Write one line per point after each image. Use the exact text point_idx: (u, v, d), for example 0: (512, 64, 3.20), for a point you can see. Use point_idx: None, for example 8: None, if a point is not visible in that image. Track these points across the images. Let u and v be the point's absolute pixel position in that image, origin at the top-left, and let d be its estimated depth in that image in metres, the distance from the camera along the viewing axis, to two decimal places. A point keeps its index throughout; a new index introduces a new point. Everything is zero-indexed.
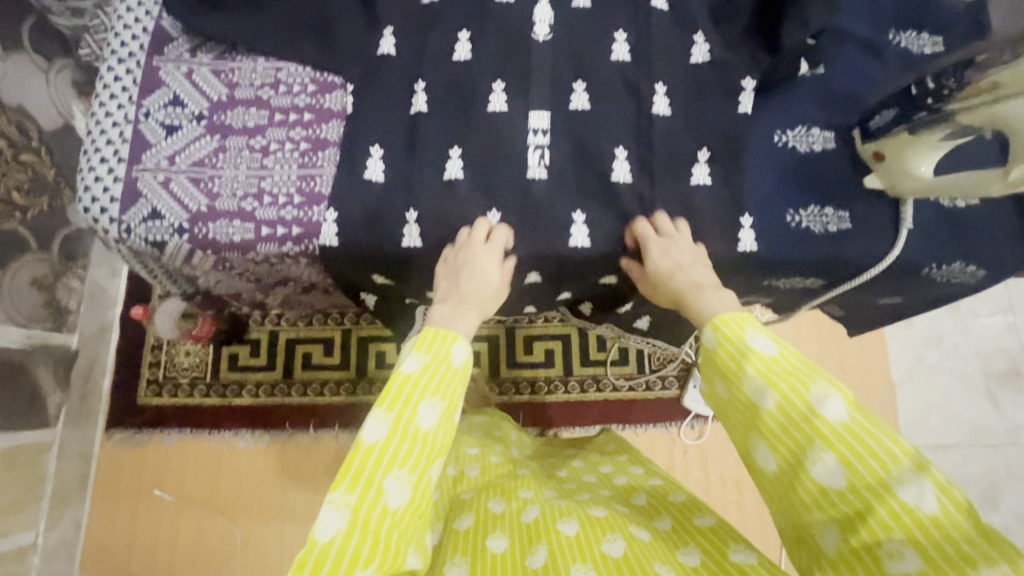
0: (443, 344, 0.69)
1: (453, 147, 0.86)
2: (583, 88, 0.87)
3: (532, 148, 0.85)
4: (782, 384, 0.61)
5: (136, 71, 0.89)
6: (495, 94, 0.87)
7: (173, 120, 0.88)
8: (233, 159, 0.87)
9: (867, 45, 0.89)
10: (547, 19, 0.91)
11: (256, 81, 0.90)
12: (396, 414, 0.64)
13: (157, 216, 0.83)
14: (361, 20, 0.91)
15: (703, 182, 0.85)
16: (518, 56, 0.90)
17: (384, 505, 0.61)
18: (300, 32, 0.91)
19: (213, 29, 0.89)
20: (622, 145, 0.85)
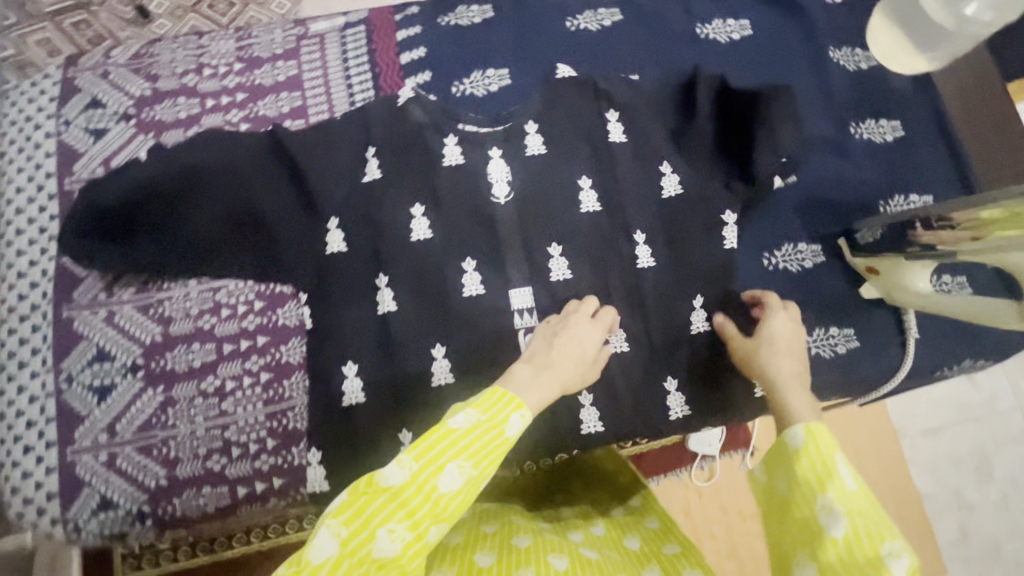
0: (500, 408, 0.59)
1: (435, 345, 0.78)
2: (559, 251, 0.82)
3: (523, 333, 0.79)
4: (802, 465, 0.59)
5: (46, 327, 0.76)
6: (468, 275, 0.80)
7: (103, 380, 0.75)
8: (185, 412, 0.75)
9: (831, 145, 0.87)
10: (505, 175, 0.84)
11: (192, 310, 0.78)
12: (419, 468, 0.53)
13: (109, 505, 0.71)
14: (301, 213, 0.81)
15: (701, 329, 0.81)
16: (483, 223, 0.82)
17: (368, 555, 0.51)
18: (232, 241, 0.79)
19: (128, 262, 0.77)
20: (613, 312, 0.81)
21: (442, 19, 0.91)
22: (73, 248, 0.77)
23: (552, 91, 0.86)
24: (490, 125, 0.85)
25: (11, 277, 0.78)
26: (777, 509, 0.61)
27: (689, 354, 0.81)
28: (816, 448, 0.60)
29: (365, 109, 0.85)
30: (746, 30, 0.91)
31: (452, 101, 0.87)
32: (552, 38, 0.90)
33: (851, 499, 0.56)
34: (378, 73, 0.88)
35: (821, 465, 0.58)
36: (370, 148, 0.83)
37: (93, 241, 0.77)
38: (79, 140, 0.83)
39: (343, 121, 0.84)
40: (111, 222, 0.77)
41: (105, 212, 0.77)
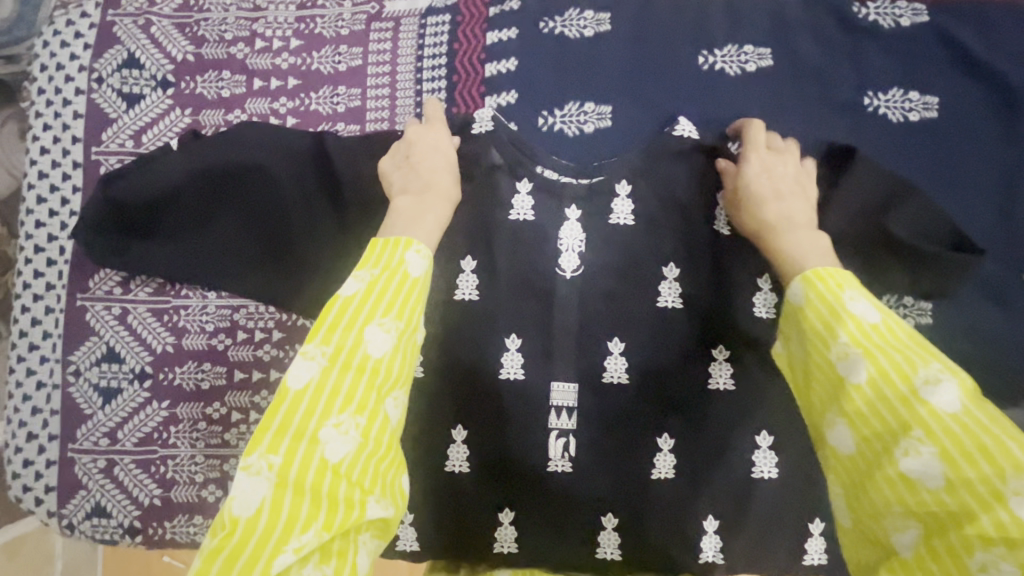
0: (394, 250, 0.51)
1: (457, 427, 0.69)
2: (620, 350, 0.68)
3: (555, 436, 0.68)
4: (810, 319, 0.46)
5: (59, 311, 0.72)
6: (509, 354, 0.68)
7: (109, 382, 0.71)
8: (187, 433, 0.71)
9: (996, 290, 0.67)
10: (577, 244, 0.68)
11: (208, 325, 0.72)
12: (334, 346, 0.45)
13: (102, 513, 0.70)
14: (331, 232, 0.68)
15: (767, 474, 0.69)
16: (537, 295, 0.68)
17: (319, 460, 0.42)
18: (253, 253, 0.69)
19: (147, 266, 0.70)
20: (665, 434, 0.68)
21: (544, 25, 0.74)
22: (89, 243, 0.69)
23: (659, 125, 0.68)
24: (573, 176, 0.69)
25: (28, 249, 0.72)
26: (800, 382, 0.48)
27: (742, 499, 0.69)
28: (814, 291, 0.47)
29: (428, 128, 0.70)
30: (930, 112, 0.70)
31: (533, 135, 0.72)
32: (675, 76, 0.72)
33: (875, 334, 0.43)
34: (452, 82, 0.73)
35: (831, 311, 0.45)
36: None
37: (115, 238, 0.69)
38: (111, 103, 0.73)
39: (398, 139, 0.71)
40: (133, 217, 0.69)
41: (124, 206, 0.68)
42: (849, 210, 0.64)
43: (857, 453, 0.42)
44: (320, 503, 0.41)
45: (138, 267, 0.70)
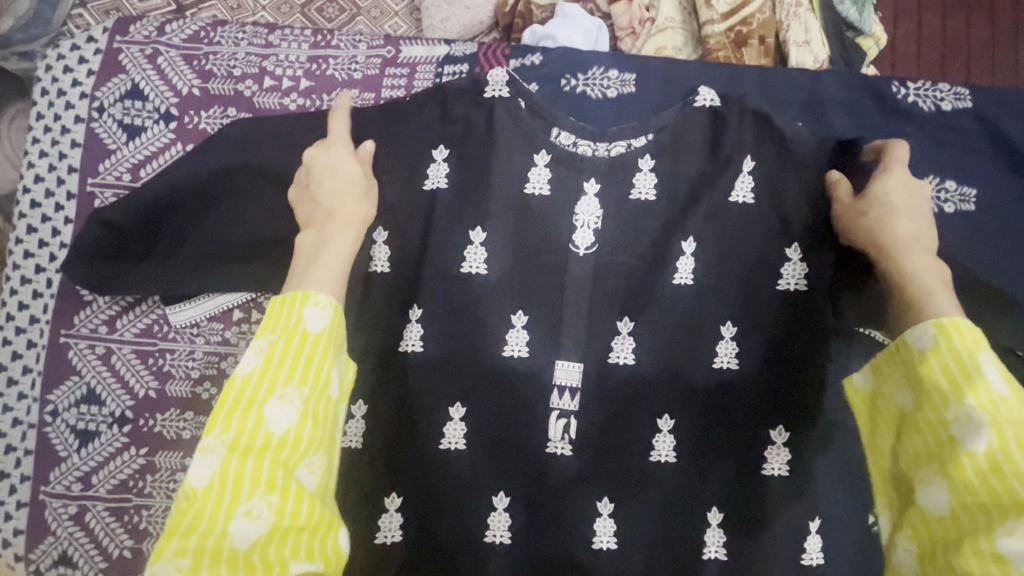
0: (291, 309, 0.48)
1: (456, 405, 0.68)
2: (629, 329, 0.68)
3: (556, 416, 0.68)
4: (934, 372, 0.46)
5: (41, 346, 0.69)
6: (515, 331, 0.68)
7: (87, 424, 0.68)
8: (164, 484, 0.68)
9: None
10: (592, 220, 0.69)
11: (194, 372, 0.69)
12: (235, 431, 0.42)
13: (68, 561, 0.67)
14: None
15: (776, 470, 0.67)
16: (538, 359, 0.68)
17: (229, 552, 0.39)
18: (239, 248, 0.67)
19: (155, 283, 0.66)
20: (669, 414, 0.67)
21: (565, 83, 0.73)
22: (84, 276, 0.65)
23: (679, 160, 0.68)
24: (590, 139, 0.69)
25: (14, 280, 0.70)
26: (903, 431, 0.50)
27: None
28: (948, 343, 0.46)
29: (437, 194, 0.69)
30: (967, 204, 0.65)
31: (546, 199, 0.69)
32: (700, 144, 0.69)
33: (1004, 408, 0.43)
34: (464, 137, 0.70)
35: (955, 366, 0.45)
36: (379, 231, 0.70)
37: (97, 254, 0.65)
38: (111, 134, 0.70)
39: (406, 199, 0.70)
40: (141, 229, 0.66)
41: (106, 217, 0.65)
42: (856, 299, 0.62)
43: (955, 516, 0.43)
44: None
45: (112, 285, 0.65)
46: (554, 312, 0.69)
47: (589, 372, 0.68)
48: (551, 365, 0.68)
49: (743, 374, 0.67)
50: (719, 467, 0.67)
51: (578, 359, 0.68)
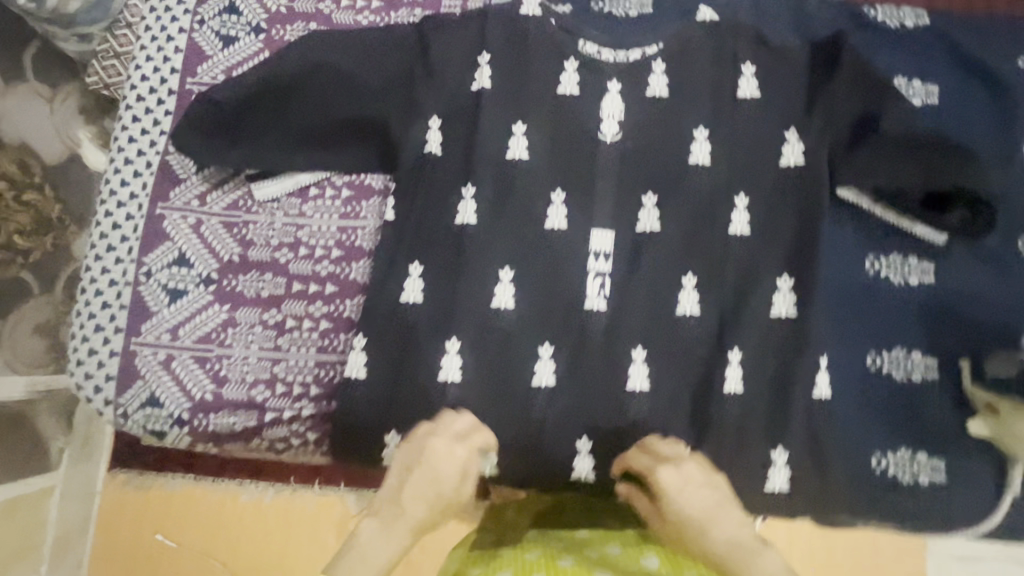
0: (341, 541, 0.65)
1: (504, 268, 0.77)
2: (653, 202, 0.78)
3: (593, 275, 0.77)
4: None
5: (139, 219, 0.78)
6: (554, 206, 0.78)
7: (177, 284, 0.77)
8: (244, 336, 0.76)
9: (990, 258, 0.75)
10: (616, 113, 0.80)
11: (273, 240, 0.79)
12: None
13: (155, 403, 0.74)
14: (402, 118, 0.79)
15: (784, 314, 0.75)
16: (575, 229, 0.78)
17: None
18: (325, 137, 0.79)
19: (248, 157, 0.77)
20: (690, 272, 0.77)
21: (595, 6, 0.87)
22: (194, 142, 0.76)
23: (691, 63, 0.81)
24: (611, 48, 0.81)
25: (118, 161, 0.79)
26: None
27: (745, 420, 0.73)
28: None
29: (482, 92, 0.80)
30: (932, 98, 0.79)
31: (580, 98, 0.80)
32: (709, 51, 0.81)
33: None
34: (508, 47, 0.81)
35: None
36: (434, 119, 0.80)
37: (204, 127, 0.76)
38: (208, 43, 0.83)
39: (458, 97, 0.80)
40: (233, 110, 0.76)
41: (215, 96, 0.76)
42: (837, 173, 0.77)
43: None
44: None
45: (211, 157, 0.76)
46: (587, 191, 0.79)
47: (620, 240, 0.78)
48: (586, 235, 0.78)
49: (752, 239, 0.77)
50: (736, 320, 0.76)
51: (610, 228, 0.78)
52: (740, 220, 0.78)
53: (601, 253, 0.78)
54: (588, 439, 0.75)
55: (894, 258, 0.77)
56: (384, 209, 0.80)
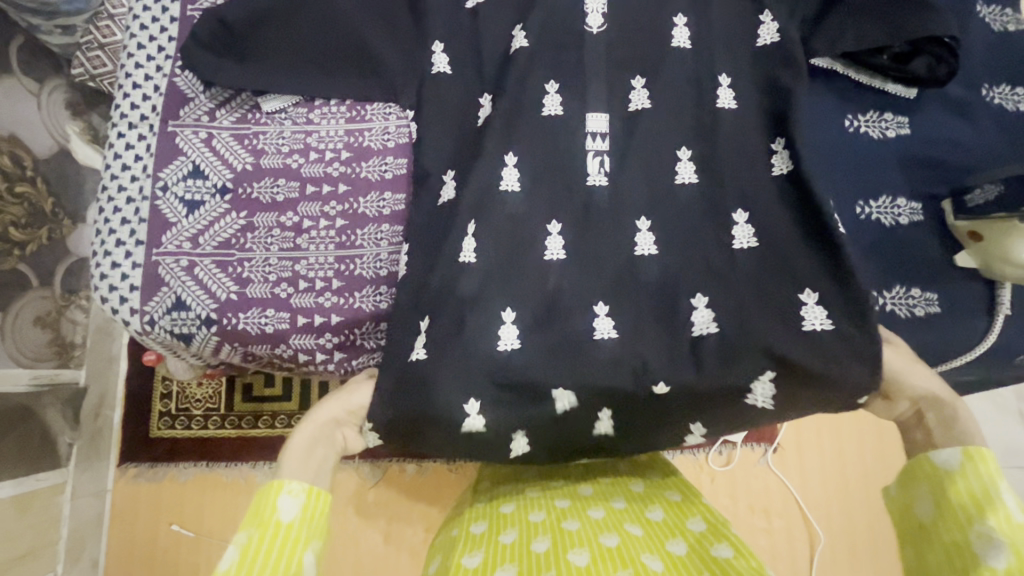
0: (267, 500, 0.63)
1: (509, 154, 0.79)
2: (642, 84, 0.83)
3: (592, 155, 0.82)
4: (960, 489, 0.62)
5: (151, 138, 0.81)
6: (549, 95, 0.82)
7: (193, 195, 0.80)
8: (263, 239, 0.79)
9: (956, 105, 0.82)
10: (600, 7, 0.84)
11: (283, 147, 0.82)
12: (252, 527, 0.61)
13: (181, 307, 0.76)
14: (404, 29, 0.83)
15: (780, 170, 0.80)
16: (573, 113, 0.82)
17: (275, 520, 0.61)
18: (329, 54, 0.82)
19: (252, 78, 0.81)
20: (684, 145, 0.82)
21: None
22: (206, 62, 0.80)
23: None
24: None
25: (126, 86, 0.82)
26: (941, 518, 0.63)
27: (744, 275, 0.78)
28: (973, 468, 0.63)
29: (477, 7, 0.84)
30: None
31: None
32: None
33: (1017, 530, 0.58)
34: None
35: (979, 486, 0.62)
36: (437, 42, 0.83)
37: (211, 46, 0.81)
38: None
39: (453, 9, 0.84)
40: (234, 31, 0.81)
41: (223, 17, 0.80)
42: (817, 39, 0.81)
43: None
44: (265, 574, 0.58)
45: (220, 72, 0.80)
46: (580, 80, 0.83)
47: (613, 122, 0.83)
48: (582, 120, 0.82)
49: (738, 112, 0.82)
50: (728, 184, 0.80)
51: (604, 111, 0.82)
52: (724, 93, 0.82)
53: (599, 136, 0.82)
54: (604, 303, 0.78)
55: (868, 113, 0.82)
56: (388, 112, 0.84)
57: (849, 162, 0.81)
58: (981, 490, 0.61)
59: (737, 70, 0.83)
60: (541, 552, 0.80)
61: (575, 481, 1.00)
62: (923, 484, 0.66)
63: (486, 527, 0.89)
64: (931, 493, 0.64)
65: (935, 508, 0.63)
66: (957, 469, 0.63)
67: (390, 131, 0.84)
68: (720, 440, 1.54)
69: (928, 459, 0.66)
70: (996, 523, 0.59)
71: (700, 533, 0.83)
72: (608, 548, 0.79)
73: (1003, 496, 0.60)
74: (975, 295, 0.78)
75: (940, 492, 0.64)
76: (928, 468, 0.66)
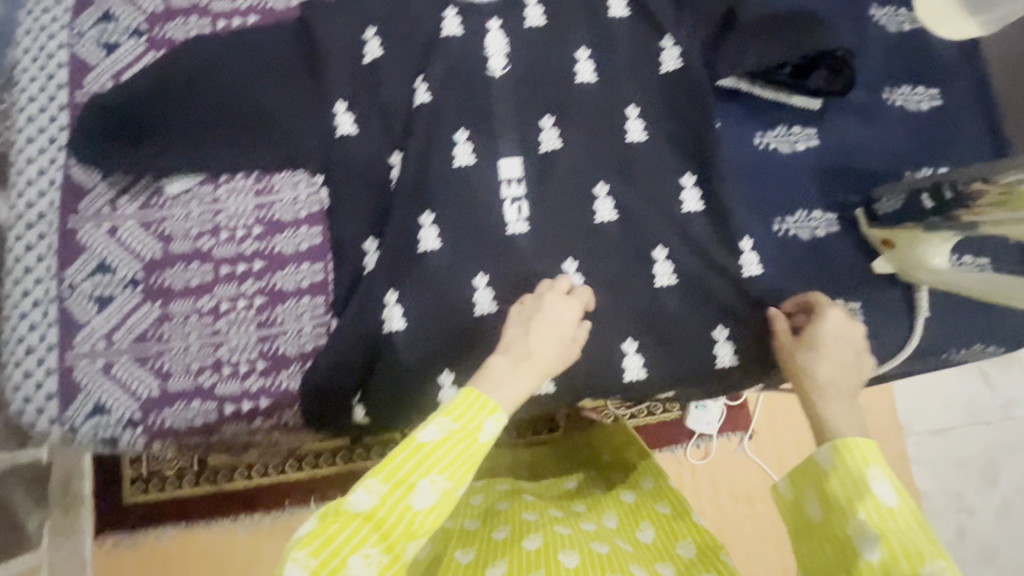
0: (475, 413, 0.60)
1: (424, 212, 0.79)
2: (551, 123, 0.82)
3: (509, 202, 0.81)
4: (833, 486, 0.59)
5: (52, 236, 0.78)
6: (460, 145, 0.81)
7: (103, 291, 0.77)
8: (181, 328, 0.77)
9: (861, 112, 0.83)
10: (501, 48, 0.83)
11: (192, 230, 0.79)
12: (457, 424, 0.59)
13: (103, 410, 0.74)
14: (305, 95, 0.82)
15: (693, 209, 0.80)
16: (487, 159, 0.81)
17: (481, 441, 0.59)
18: (227, 130, 0.80)
19: (150, 164, 0.78)
20: (601, 181, 0.81)
21: None
22: (101, 154, 0.78)
23: None
24: None
25: (20, 184, 0.79)
26: (827, 519, 0.59)
27: (672, 307, 0.79)
28: (844, 461, 0.59)
29: (376, 62, 0.82)
30: None
31: (463, 37, 0.83)
32: None
33: (889, 518, 0.55)
34: (387, 6, 0.83)
35: (853, 477, 0.58)
36: (340, 104, 0.82)
37: (102, 137, 0.78)
38: (91, 53, 0.83)
39: (353, 67, 0.82)
40: (121, 116, 0.78)
41: (109, 104, 0.79)
42: (718, 63, 0.81)
43: None
44: (403, 482, 0.56)
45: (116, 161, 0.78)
46: (489, 125, 0.82)
47: (528, 164, 0.82)
48: (496, 166, 0.81)
49: (650, 143, 0.82)
50: (649, 216, 0.80)
51: (517, 155, 0.82)
52: (634, 124, 0.82)
53: (515, 180, 0.81)
54: None
55: (778, 129, 0.83)
56: (296, 180, 0.81)
57: (764, 180, 0.82)
58: (853, 482, 0.58)
59: (644, 100, 0.83)
60: (531, 551, 0.76)
61: (567, 499, 0.95)
62: (809, 484, 0.62)
63: (480, 523, 0.86)
64: (816, 493, 0.61)
65: (822, 507, 0.60)
66: (829, 468, 0.60)
67: (300, 200, 0.81)
68: (696, 434, 1.56)
69: (807, 459, 0.62)
70: (868, 517, 0.55)
71: (690, 560, 0.77)
72: (597, 554, 0.75)
73: (873, 484, 0.57)
74: (897, 300, 0.79)
75: (821, 489, 0.60)
76: (809, 468, 0.62)
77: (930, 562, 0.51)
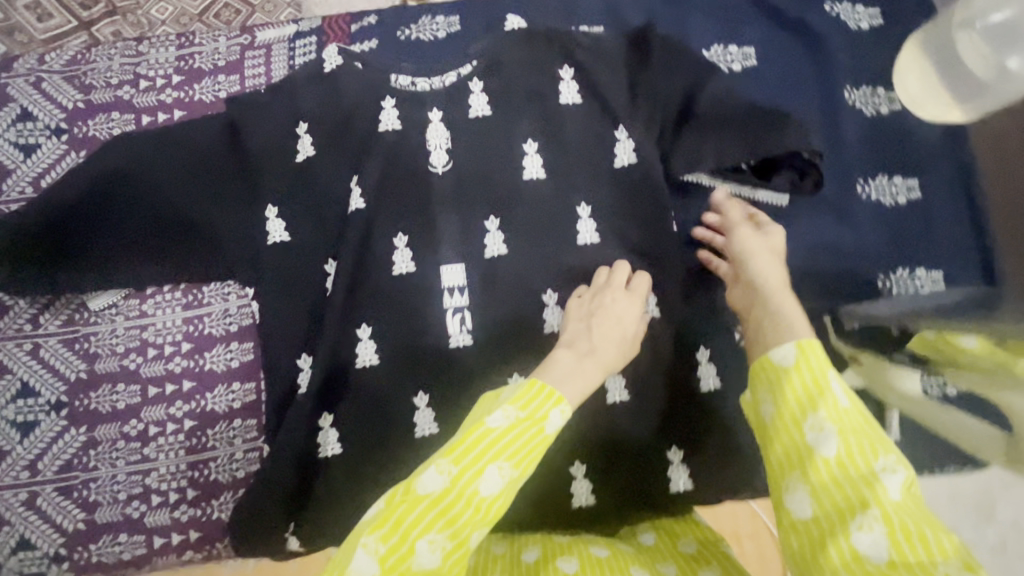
0: (541, 403, 0.52)
1: (362, 326, 0.74)
2: (496, 225, 0.77)
3: (452, 313, 0.75)
4: (789, 395, 0.51)
5: None
6: (399, 251, 0.75)
7: (26, 416, 0.74)
8: (107, 454, 0.73)
9: (832, 208, 0.77)
10: (443, 142, 0.77)
11: (118, 347, 0.76)
12: (525, 414, 0.51)
13: (28, 546, 0.72)
14: (233, 199, 0.76)
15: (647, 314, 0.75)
16: (428, 265, 0.76)
17: (547, 432, 0.51)
18: (149, 240, 0.75)
19: (70, 280, 0.74)
20: (550, 289, 0.76)
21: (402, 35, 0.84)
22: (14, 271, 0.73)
23: (507, 76, 0.78)
24: (426, 76, 0.79)
25: None
26: (789, 442, 0.50)
27: (624, 426, 0.74)
28: (805, 363, 0.52)
29: (309, 161, 0.77)
30: (750, 61, 0.80)
31: (402, 131, 0.77)
32: (522, 61, 0.79)
33: (846, 418, 0.49)
34: (321, 99, 0.78)
35: (811, 393, 0.51)
36: (271, 208, 0.76)
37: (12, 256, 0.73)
38: (8, 156, 0.78)
39: (285, 166, 0.77)
40: (32, 228, 0.73)
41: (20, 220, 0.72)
42: (675, 158, 0.75)
43: None
44: (465, 484, 0.48)
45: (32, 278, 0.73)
46: (431, 228, 0.76)
47: (472, 269, 0.76)
48: (437, 273, 0.76)
49: (603, 245, 0.76)
50: None
51: (460, 260, 0.76)
52: (586, 223, 0.76)
53: (458, 288, 0.76)
54: None
55: None
56: (226, 292, 0.78)
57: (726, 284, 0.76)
58: (811, 393, 0.51)
59: (597, 198, 0.76)
60: (525, 564, 0.58)
61: None
62: (765, 400, 0.53)
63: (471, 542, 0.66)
64: (771, 402, 0.52)
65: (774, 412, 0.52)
66: (791, 365, 0.52)
67: (232, 313, 0.78)
68: None
69: (761, 362, 0.55)
70: (827, 419, 0.49)
71: None
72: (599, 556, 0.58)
73: (834, 390, 0.50)
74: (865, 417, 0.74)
75: (776, 400, 0.52)
76: (765, 372, 0.54)
77: (884, 457, 0.46)
